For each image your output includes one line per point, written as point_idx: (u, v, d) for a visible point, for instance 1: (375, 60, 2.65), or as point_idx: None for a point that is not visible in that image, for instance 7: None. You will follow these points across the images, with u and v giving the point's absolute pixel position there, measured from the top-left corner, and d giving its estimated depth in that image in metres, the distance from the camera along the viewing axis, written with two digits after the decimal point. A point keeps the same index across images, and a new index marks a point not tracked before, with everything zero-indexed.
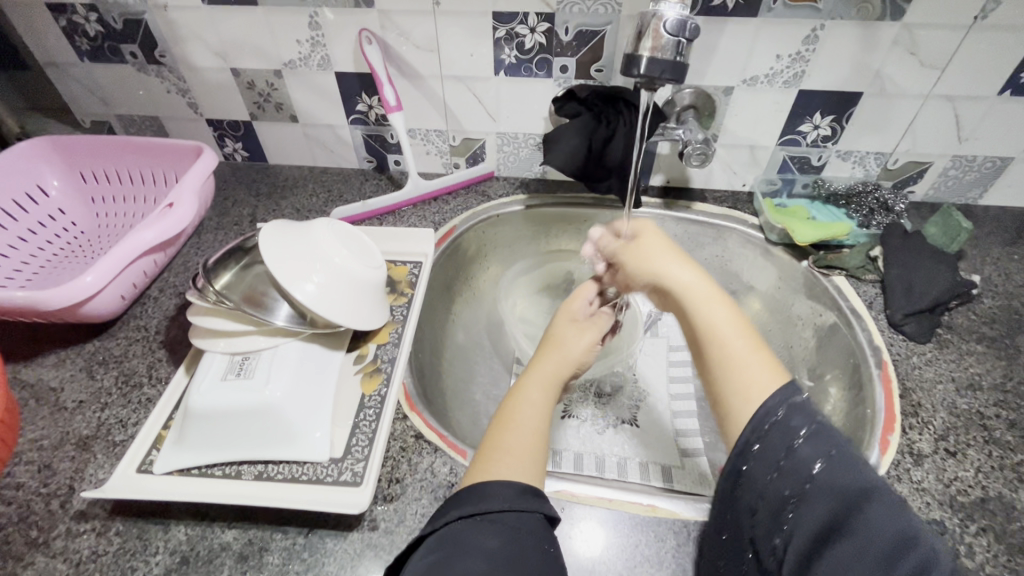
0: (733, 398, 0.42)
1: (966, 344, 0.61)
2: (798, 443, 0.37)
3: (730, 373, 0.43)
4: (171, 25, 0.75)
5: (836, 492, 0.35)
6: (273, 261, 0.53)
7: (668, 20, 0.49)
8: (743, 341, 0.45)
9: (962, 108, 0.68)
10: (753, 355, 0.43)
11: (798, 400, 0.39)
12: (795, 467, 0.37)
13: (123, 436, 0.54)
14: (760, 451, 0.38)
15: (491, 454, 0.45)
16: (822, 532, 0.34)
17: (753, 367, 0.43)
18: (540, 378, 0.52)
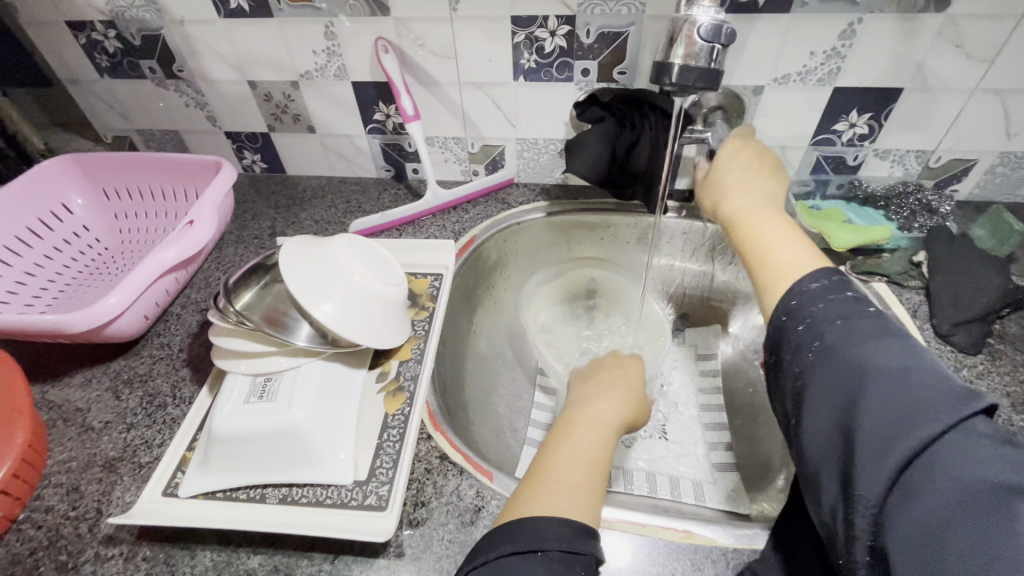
0: (770, 271, 0.45)
1: (1020, 355, 0.57)
2: (819, 309, 0.38)
3: (769, 255, 0.46)
4: (188, 39, 0.74)
5: (854, 340, 0.35)
6: (293, 281, 0.52)
7: (702, 26, 0.46)
8: (789, 232, 0.48)
9: (1012, 102, 0.64)
10: (801, 247, 0.45)
11: (835, 277, 0.40)
12: (820, 322, 0.37)
13: (149, 458, 0.54)
14: (790, 314, 0.39)
15: (539, 484, 0.43)
16: (839, 370, 0.34)
17: (791, 251, 0.45)
18: (601, 412, 0.50)
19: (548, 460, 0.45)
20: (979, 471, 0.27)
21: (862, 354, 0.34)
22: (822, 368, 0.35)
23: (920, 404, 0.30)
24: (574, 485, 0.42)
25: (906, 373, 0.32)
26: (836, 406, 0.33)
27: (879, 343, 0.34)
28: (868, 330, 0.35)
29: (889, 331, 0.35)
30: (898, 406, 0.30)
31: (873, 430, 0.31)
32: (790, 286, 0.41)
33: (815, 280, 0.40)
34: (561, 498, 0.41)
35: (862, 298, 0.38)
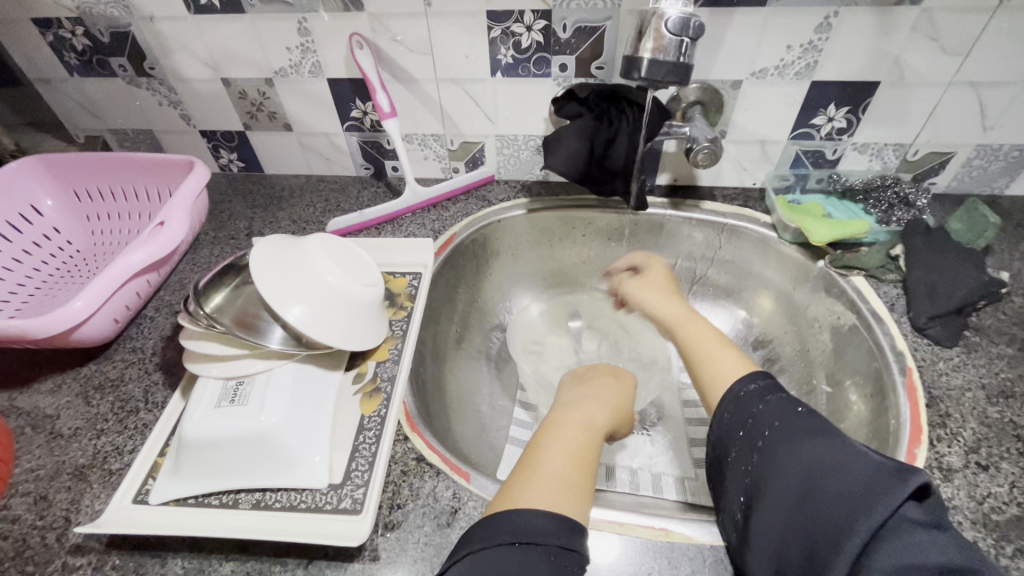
0: (708, 376, 0.52)
1: (996, 347, 0.58)
2: (756, 414, 0.45)
3: (706, 361, 0.54)
4: (159, 36, 0.73)
5: (789, 442, 0.41)
6: (264, 283, 0.51)
7: (670, 19, 0.47)
8: (717, 339, 0.56)
9: (987, 95, 0.64)
10: (724, 353, 0.53)
11: (763, 380, 0.48)
12: (755, 428, 0.44)
13: (120, 464, 0.53)
14: (730, 423, 0.47)
15: (531, 477, 0.43)
16: (782, 472, 0.40)
17: (721, 358, 0.53)
18: (586, 417, 0.50)
19: (535, 455, 0.45)
20: (927, 557, 0.31)
21: (798, 453, 0.40)
22: (768, 471, 0.41)
23: (863, 491, 0.35)
24: (562, 482, 0.43)
25: (847, 463, 0.37)
26: (783, 505, 0.39)
27: (810, 441, 0.40)
28: (797, 429, 0.41)
29: (813, 427, 0.41)
30: (834, 496, 0.36)
31: (817, 524, 0.36)
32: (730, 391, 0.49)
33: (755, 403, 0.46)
34: (550, 496, 0.41)
35: (798, 403, 0.44)
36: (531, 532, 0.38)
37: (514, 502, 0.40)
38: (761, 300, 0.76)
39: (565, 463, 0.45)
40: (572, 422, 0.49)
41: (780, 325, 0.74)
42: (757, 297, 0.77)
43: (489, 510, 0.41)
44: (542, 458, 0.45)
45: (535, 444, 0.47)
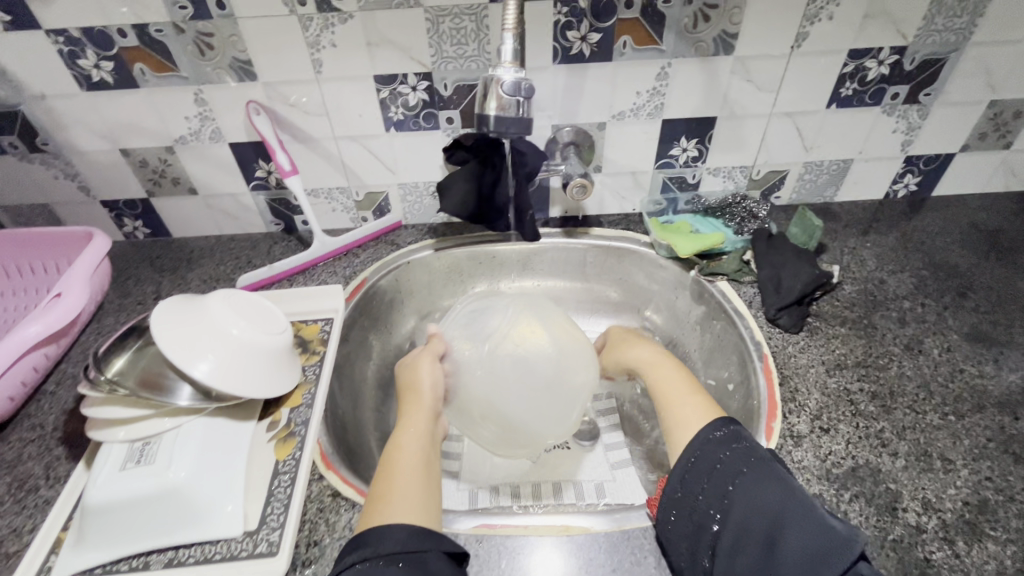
0: (674, 419, 0.56)
1: (832, 328, 0.68)
2: (724, 459, 0.48)
3: (674, 405, 0.57)
4: (51, 113, 0.74)
5: (757, 491, 0.45)
6: (167, 343, 0.53)
7: (506, 83, 0.55)
8: (690, 387, 0.59)
9: (802, 122, 0.78)
10: (693, 398, 0.57)
11: (723, 429, 0.51)
12: (722, 476, 0.47)
13: (18, 546, 0.51)
14: (694, 474, 0.49)
15: (385, 498, 0.49)
16: (749, 521, 0.44)
17: (690, 406, 0.56)
18: (413, 436, 0.56)
19: (388, 475, 0.51)
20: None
21: (765, 504, 0.44)
22: (733, 522, 0.44)
23: (823, 544, 0.40)
24: (418, 495, 0.50)
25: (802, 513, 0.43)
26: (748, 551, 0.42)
27: (776, 492, 0.44)
28: (769, 480, 0.45)
29: (782, 479, 0.46)
30: (802, 544, 0.41)
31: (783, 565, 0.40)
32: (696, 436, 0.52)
33: (721, 452, 0.49)
34: (411, 509, 0.48)
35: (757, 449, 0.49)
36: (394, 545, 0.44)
37: (387, 518, 0.47)
38: (651, 311, 0.85)
39: (416, 478, 0.51)
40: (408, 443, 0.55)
41: (670, 331, 0.82)
42: (648, 309, 0.85)
43: (362, 525, 0.47)
44: (395, 476, 0.51)
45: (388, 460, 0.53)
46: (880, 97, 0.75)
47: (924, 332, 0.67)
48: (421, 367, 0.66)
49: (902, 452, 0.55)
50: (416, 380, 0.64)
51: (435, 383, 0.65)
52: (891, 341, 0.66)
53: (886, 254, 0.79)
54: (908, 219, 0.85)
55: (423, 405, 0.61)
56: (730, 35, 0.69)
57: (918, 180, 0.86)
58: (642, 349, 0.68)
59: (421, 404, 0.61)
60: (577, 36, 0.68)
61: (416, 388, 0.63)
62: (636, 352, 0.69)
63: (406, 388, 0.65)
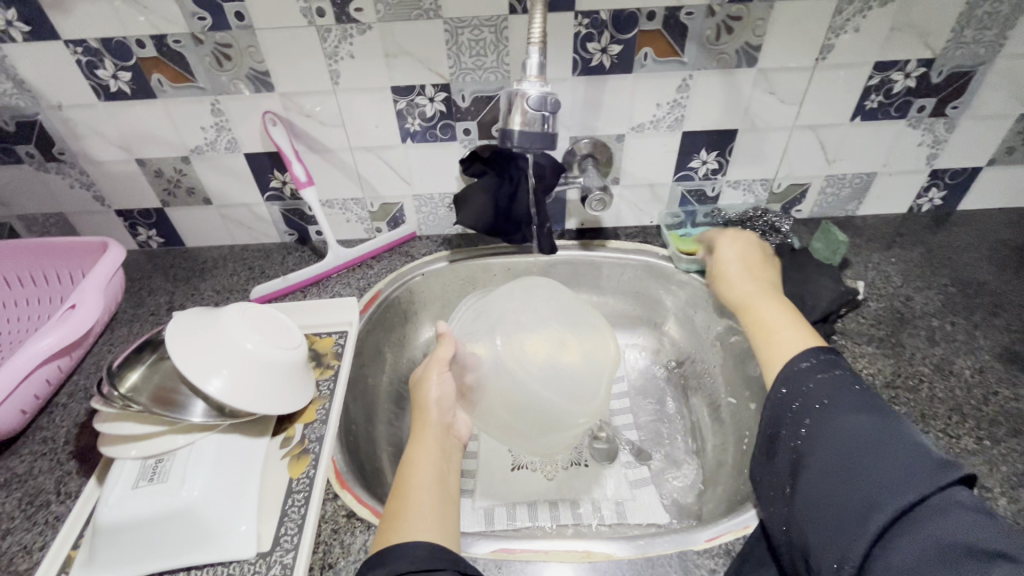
0: (771, 351, 0.53)
1: (858, 347, 0.66)
2: (815, 391, 0.46)
3: (771, 339, 0.54)
4: (69, 123, 0.74)
5: (842, 419, 0.42)
6: (180, 359, 0.52)
7: (531, 98, 0.54)
8: (786, 312, 0.56)
9: (825, 135, 0.76)
10: (787, 319, 0.55)
11: (815, 359, 0.49)
12: (809, 407, 0.45)
13: (28, 564, 0.50)
14: (786, 409, 0.47)
15: (400, 517, 0.47)
16: (829, 445, 0.42)
17: (789, 332, 0.53)
18: (428, 454, 0.54)
19: (405, 491, 0.50)
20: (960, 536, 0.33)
21: (849, 429, 0.41)
22: (817, 445, 0.43)
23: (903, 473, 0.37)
24: (436, 513, 0.49)
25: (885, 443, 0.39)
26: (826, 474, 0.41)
27: (861, 418, 0.42)
28: (858, 413, 0.42)
29: (875, 411, 0.42)
30: (885, 468, 0.38)
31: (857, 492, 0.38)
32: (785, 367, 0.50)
33: (813, 378, 0.47)
34: (431, 528, 0.47)
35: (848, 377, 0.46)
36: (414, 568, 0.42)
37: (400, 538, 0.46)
38: (669, 325, 0.83)
39: (431, 498, 0.50)
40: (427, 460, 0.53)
41: (688, 347, 0.81)
42: (666, 324, 0.84)
43: (380, 542, 0.46)
44: (411, 493, 0.50)
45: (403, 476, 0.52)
46: (905, 110, 0.74)
47: (954, 352, 0.65)
48: (430, 379, 0.60)
49: None
50: (427, 391, 0.60)
51: (447, 394, 0.60)
52: (920, 361, 0.64)
53: (911, 270, 0.77)
54: (933, 234, 0.83)
55: (435, 421, 0.57)
56: (753, 47, 0.68)
57: (942, 194, 0.84)
58: (729, 247, 0.69)
59: (430, 419, 0.58)
60: (597, 48, 0.67)
61: (425, 401, 0.59)
62: (722, 251, 0.69)
63: (415, 402, 0.61)
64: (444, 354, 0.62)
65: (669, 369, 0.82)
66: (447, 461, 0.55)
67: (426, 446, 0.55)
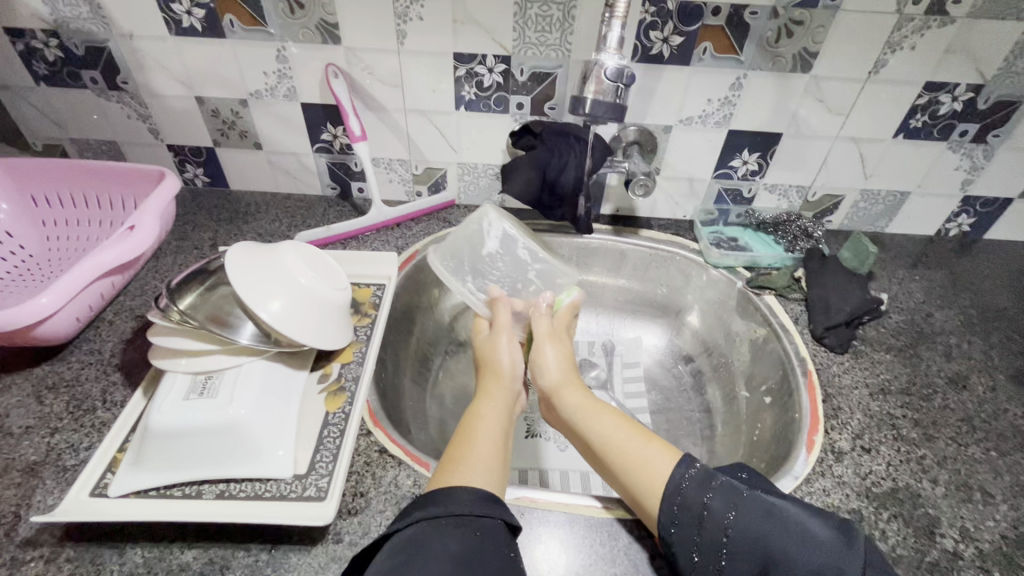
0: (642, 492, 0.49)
1: (877, 354, 0.69)
2: (709, 503, 0.46)
3: (634, 463, 0.50)
4: (136, 54, 0.76)
5: (756, 526, 0.44)
6: (240, 282, 0.54)
7: (608, 68, 0.59)
8: (632, 433, 0.53)
9: (866, 150, 0.78)
10: (645, 447, 0.51)
11: (698, 466, 0.49)
12: (713, 522, 0.45)
13: (75, 461, 0.53)
14: (685, 524, 0.46)
15: (456, 461, 0.49)
16: (754, 549, 0.43)
17: (647, 462, 0.50)
18: (492, 414, 0.56)
19: (469, 442, 0.52)
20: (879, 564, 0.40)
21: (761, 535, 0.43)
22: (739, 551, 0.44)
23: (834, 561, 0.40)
24: (494, 464, 0.50)
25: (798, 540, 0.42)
26: None
27: (768, 522, 0.43)
28: (765, 516, 0.44)
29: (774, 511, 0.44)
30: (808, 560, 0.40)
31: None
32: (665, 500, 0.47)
33: (703, 493, 0.47)
34: (484, 472, 0.48)
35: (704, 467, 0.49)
36: (459, 506, 0.44)
37: (459, 481, 0.47)
38: (691, 317, 0.86)
39: (490, 454, 0.51)
40: (493, 418, 0.55)
41: (707, 340, 0.83)
42: (688, 316, 0.86)
43: (437, 484, 0.47)
44: (474, 442, 0.51)
45: (466, 425, 0.54)
46: (947, 133, 0.76)
47: (969, 368, 0.68)
48: (499, 344, 0.63)
49: (942, 479, 0.55)
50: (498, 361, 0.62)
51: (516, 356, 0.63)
52: (935, 373, 0.67)
53: (934, 290, 0.79)
54: (958, 258, 0.85)
55: (504, 392, 0.59)
56: (811, 54, 0.69)
57: (971, 221, 0.86)
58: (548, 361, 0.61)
59: (501, 378, 0.60)
60: (659, 37, 0.69)
61: (496, 366, 0.61)
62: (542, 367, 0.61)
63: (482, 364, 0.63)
64: (504, 319, 0.65)
65: (686, 360, 0.85)
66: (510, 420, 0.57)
67: (492, 399, 0.58)
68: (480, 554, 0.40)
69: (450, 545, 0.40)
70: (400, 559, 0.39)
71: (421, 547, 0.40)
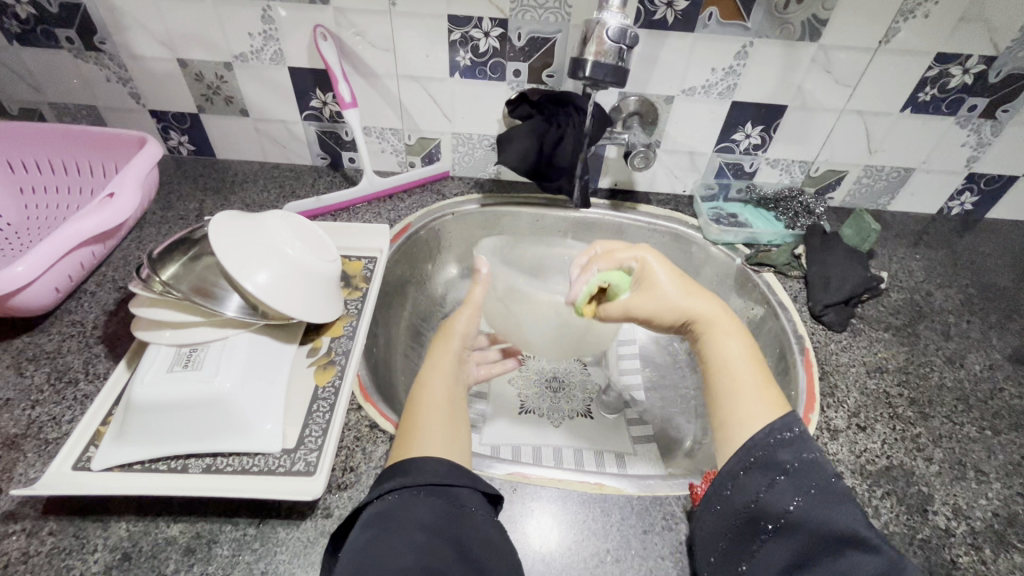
0: (727, 419, 0.47)
1: (875, 332, 0.68)
2: (789, 472, 0.42)
3: (734, 393, 0.48)
4: (113, 12, 0.72)
5: (828, 510, 0.40)
6: (224, 252, 0.52)
7: (610, 29, 0.56)
8: (757, 374, 0.49)
9: (872, 124, 0.76)
10: (762, 386, 0.48)
11: (796, 430, 0.44)
12: (778, 496, 0.41)
13: (57, 434, 0.52)
14: (749, 483, 0.43)
15: (412, 430, 0.49)
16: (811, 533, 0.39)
17: (755, 399, 0.47)
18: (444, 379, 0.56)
19: (419, 410, 0.51)
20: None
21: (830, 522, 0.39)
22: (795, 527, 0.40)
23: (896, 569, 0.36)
24: (446, 424, 0.50)
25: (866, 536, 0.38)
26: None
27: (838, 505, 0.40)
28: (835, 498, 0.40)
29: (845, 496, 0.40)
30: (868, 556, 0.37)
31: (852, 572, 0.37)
32: (746, 439, 0.45)
33: (789, 460, 0.42)
34: (442, 438, 0.48)
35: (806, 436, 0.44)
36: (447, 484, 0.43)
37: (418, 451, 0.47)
38: None
39: (445, 420, 0.51)
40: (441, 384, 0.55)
41: None
42: None
43: (397, 456, 0.47)
44: (426, 411, 0.51)
45: (417, 389, 0.55)
46: (956, 107, 0.74)
47: (966, 347, 0.67)
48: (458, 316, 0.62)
49: (936, 458, 0.55)
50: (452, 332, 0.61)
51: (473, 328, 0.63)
52: (933, 352, 0.66)
53: (934, 268, 0.78)
54: (959, 237, 0.84)
55: (449, 354, 0.59)
56: (820, 21, 0.67)
57: (975, 199, 0.85)
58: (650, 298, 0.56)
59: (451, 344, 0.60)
60: (663, 1, 0.66)
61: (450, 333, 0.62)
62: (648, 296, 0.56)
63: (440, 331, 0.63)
64: (479, 297, 0.63)
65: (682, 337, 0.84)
66: (460, 383, 0.57)
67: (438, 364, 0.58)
68: (448, 524, 0.41)
69: (420, 514, 0.41)
70: (374, 530, 0.39)
71: (390, 519, 0.40)
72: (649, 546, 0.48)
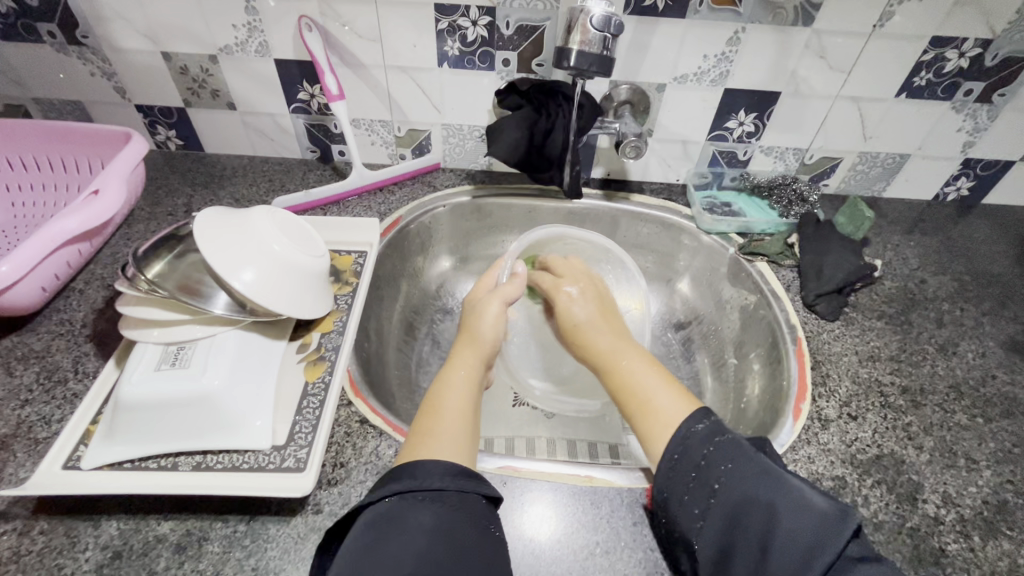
0: (648, 423, 0.49)
1: (868, 321, 0.68)
2: (709, 455, 0.44)
3: (648, 404, 0.50)
4: (93, 4, 0.71)
5: (748, 482, 0.41)
6: (210, 249, 0.52)
7: (595, 16, 0.55)
8: (659, 377, 0.52)
9: (867, 110, 0.75)
10: (667, 388, 0.51)
11: (708, 420, 0.47)
12: (706, 478, 0.43)
13: (47, 433, 0.52)
14: (680, 475, 0.44)
15: (424, 436, 0.48)
16: (740, 508, 0.40)
17: (663, 397, 0.50)
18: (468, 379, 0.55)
19: (434, 416, 0.50)
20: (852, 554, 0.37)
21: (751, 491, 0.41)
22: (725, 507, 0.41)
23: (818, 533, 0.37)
24: (459, 434, 0.49)
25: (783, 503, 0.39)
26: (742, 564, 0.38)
27: (763, 484, 0.41)
28: (751, 469, 0.42)
29: (764, 468, 0.42)
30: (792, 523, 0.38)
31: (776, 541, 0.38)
32: (672, 438, 0.46)
33: (704, 449, 0.44)
34: (453, 445, 0.47)
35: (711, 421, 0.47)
36: (435, 480, 0.43)
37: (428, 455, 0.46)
38: (682, 283, 0.84)
39: (459, 426, 0.49)
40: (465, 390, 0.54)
41: (697, 307, 0.82)
42: (678, 283, 0.85)
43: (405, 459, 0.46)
44: (441, 418, 0.50)
45: (435, 396, 0.53)
46: (952, 92, 0.72)
47: (960, 335, 0.67)
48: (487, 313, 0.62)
49: (927, 446, 0.55)
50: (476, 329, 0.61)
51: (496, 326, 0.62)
52: (926, 340, 0.66)
53: (928, 256, 0.78)
54: (954, 223, 0.83)
55: (477, 356, 0.58)
56: (813, 5, 0.65)
57: (971, 184, 0.84)
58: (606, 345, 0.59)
59: (480, 344, 0.59)
60: None
61: (475, 334, 0.60)
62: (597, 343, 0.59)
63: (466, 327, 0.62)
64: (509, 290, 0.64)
65: (675, 328, 0.83)
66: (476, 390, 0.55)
67: (463, 366, 0.56)
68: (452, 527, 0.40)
69: (423, 519, 0.40)
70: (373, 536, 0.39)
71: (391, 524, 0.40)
72: (639, 537, 0.48)
